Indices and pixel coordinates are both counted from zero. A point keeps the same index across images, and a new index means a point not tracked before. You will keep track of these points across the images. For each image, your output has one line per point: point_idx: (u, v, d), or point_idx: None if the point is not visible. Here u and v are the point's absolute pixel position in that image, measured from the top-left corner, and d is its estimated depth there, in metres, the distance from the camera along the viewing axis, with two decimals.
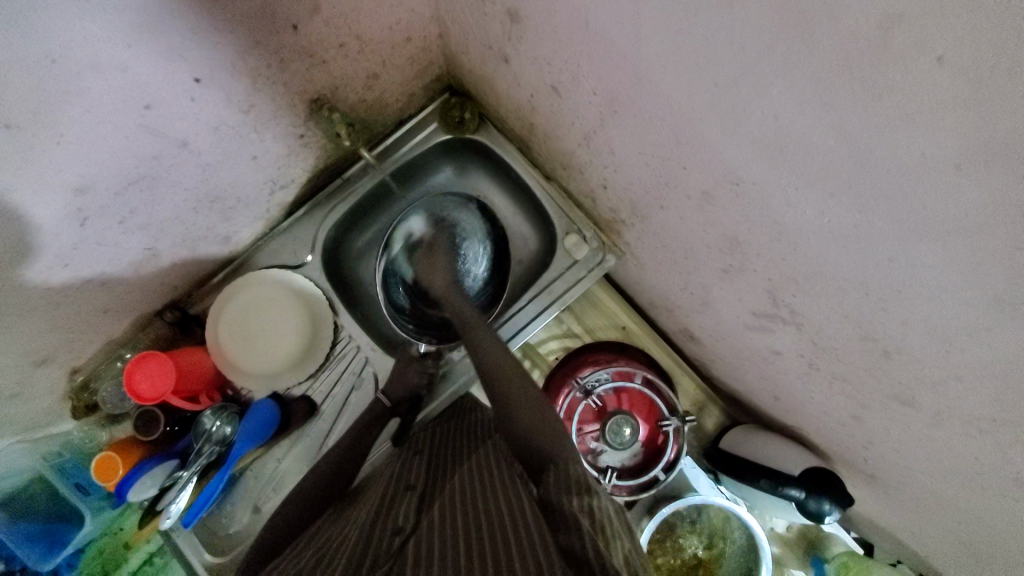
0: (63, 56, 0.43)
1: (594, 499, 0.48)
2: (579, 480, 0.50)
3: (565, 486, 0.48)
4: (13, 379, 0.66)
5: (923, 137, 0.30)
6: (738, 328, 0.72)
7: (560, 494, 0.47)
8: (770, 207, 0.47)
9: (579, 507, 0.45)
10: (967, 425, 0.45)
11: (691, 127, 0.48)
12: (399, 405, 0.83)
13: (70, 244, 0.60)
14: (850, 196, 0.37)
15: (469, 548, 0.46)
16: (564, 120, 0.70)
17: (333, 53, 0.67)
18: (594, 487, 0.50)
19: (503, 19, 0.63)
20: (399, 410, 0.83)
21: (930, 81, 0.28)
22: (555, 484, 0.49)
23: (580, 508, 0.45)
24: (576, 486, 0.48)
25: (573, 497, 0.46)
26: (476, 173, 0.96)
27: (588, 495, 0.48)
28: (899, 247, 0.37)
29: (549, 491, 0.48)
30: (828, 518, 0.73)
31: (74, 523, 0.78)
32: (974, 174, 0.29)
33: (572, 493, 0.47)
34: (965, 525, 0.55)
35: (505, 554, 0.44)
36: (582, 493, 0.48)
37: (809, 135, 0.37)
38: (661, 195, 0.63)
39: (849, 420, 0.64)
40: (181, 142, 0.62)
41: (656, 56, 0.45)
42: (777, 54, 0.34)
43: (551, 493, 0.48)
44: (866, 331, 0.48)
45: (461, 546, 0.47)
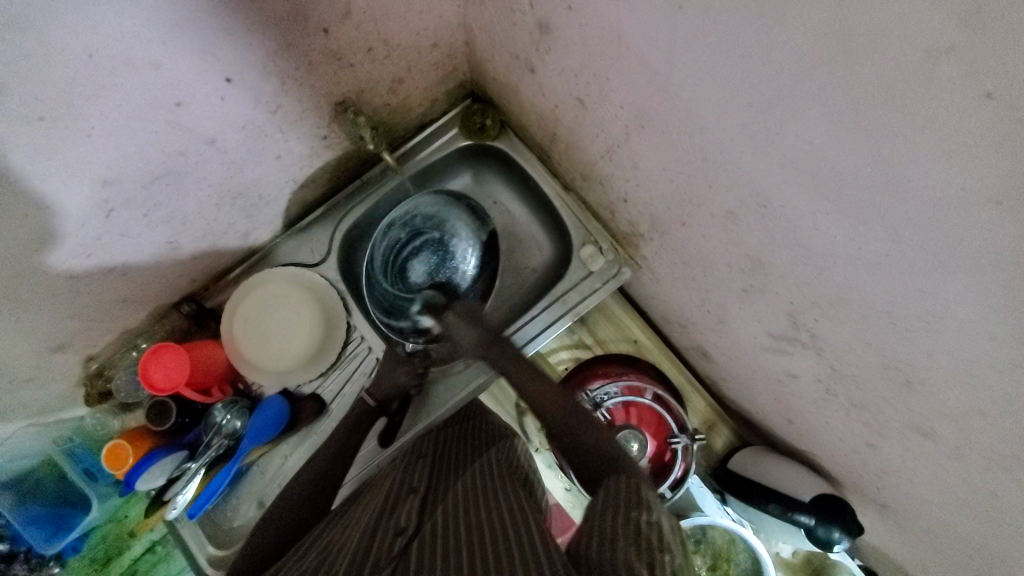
0: (99, 51, 0.44)
1: (646, 514, 0.48)
2: (633, 495, 0.50)
3: (618, 500, 0.49)
4: (32, 363, 0.67)
5: (963, 170, 0.29)
6: (755, 349, 0.71)
7: (611, 510, 0.48)
8: (797, 230, 0.46)
9: (626, 522, 0.46)
10: (989, 462, 0.44)
11: (719, 146, 0.48)
12: (386, 402, 0.83)
13: (94, 234, 0.60)
14: (881, 225, 0.37)
15: (476, 551, 0.46)
16: (588, 132, 0.70)
17: (361, 57, 0.68)
18: (649, 500, 0.51)
19: (532, 30, 0.63)
20: (388, 407, 0.84)
21: (975, 115, 0.27)
22: (606, 500, 0.50)
23: (628, 524, 0.46)
24: (630, 500, 0.49)
25: (623, 513, 0.47)
26: (495, 180, 0.97)
27: (640, 509, 0.48)
28: (930, 279, 0.36)
29: (600, 505, 0.49)
30: (837, 546, 0.72)
31: (79, 508, 0.80)
32: (1015, 211, 0.28)
33: (629, 508, 0.48)
34: (981, 564, 0.54)
35: (512, 558, 0.45)
36: (635, 508, 0.48)
37: (843, 162, 0.36)
38: (683, 211, 0.63)
39: (864, 449, 0.62)
40: (208, 139, 0.63)
41: (688, 75, 0.45)
42: (815, 80, 0.34)
43: (603, 507, 0.49)
44: (889, 361, 0.47)
45: (464, 549, 0.47)
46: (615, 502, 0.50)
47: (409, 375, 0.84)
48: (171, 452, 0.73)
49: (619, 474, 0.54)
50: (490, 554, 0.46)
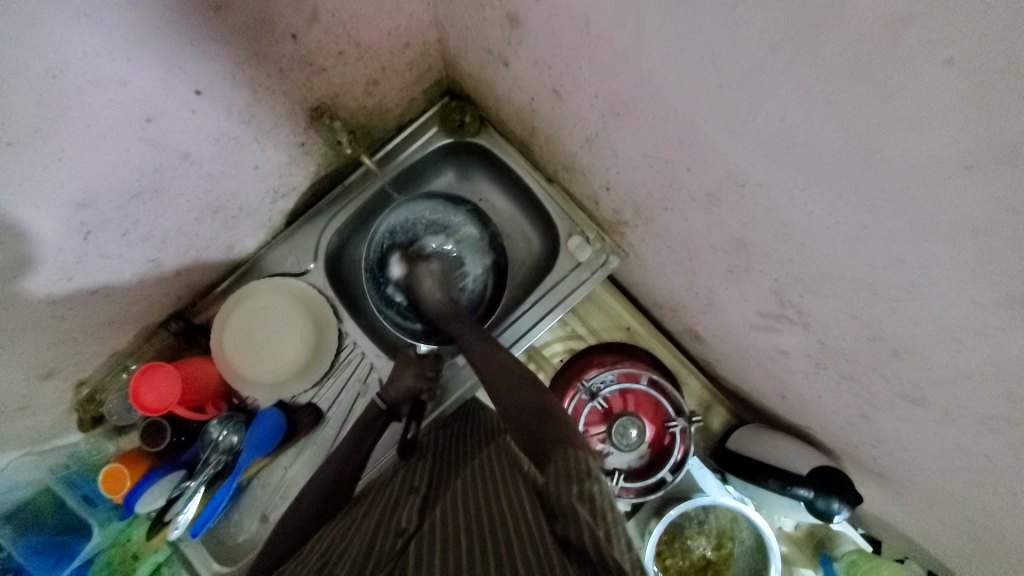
0: (63, 71, 0.43)
1: (596, 482, 0.47)
2: (578, 464, 0.49)
3: (565, 474, 0.47)
4: (20, 392, 0.66)
5: (933, 139, 0.30)
6: (744, 328, 0.71)
7: (559, 485, 0.46)
8: (776, 207, 0.46)
9: (580, 497, 0.44)
10: (977, 423, 0.45)
11: (695, 129, 0.48)
12: (395, 406, 0.82)
13: (73, 258, 0.59)
14: (857, 197, 0.37)
15: (471, 550, 0.46)
16: (566, 122, 0.70)
17: (333, 60, 0.67)
18: (596, 467, 0.49)
19: (503, 23, 0.63)
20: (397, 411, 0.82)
21: (941, 84, 0.27)
22: (558, 471, 0.48)
23: (580, 498, 0.44)
24: (577, 472, 0.47)
25: (573, 486, 0.46)
26: (477, 176, 0.96)
27: (589, 478, 0.47)
28: (909, 248, 0.37)
29: (550, 482, 0.47)
30: (838, 517, 0.73)
31: (82, 535, 0.76)
32: (984, 173, 0.29)
33: (573, 481, 0.46)
34: (978, 523, 0.55)
35: (508, 554, 0.45)
36: (583, 479, 0.46)
37: (815, 137, 0.37)
38: (664, 196, 0.63)
39: (857, 419, 0.63)
40: (182, 154, 0.62)
41: (658, 60, 0.45)
42: (782, 57, 0.34)
43: (551, 484, 0.47)
44: (875, 332, 0.48)
45: (468, 545, 0.47)
46: (564, 475, 0.48)
47: (416, 378, 0.83)
48: (169, 471, 0.73)
49: (560, 445, 0.52)
50: (494, 551, 0.46)
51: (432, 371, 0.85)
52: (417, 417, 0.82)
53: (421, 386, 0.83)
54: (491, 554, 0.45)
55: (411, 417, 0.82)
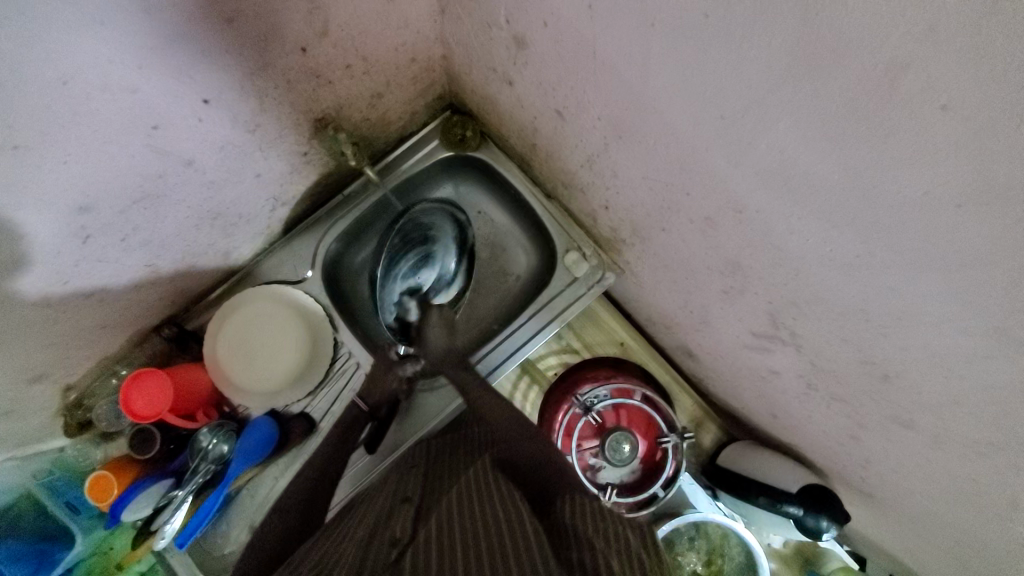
0: (73, 77, 0.43)
1: (613, 525, 0.52)
2: (597, 509, 0.55)
3: (588, 514, 0.54)
4: (6, 396, 0.65)
5: (928, 177, 0.31)
6: (737, 347, 0.73)
7: (585, 522, 0.52)
8: (773, 233, 0.48)
9: (599, 536, 0.50)
10: (964, 447, 0.46)
11: (696, 155, 0.49)
12: (376, 407, 0.84)
13: (70, 262, 0.59)
14: (852, 227, 0.39)
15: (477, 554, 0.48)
16: (567, 142, 0.71)
17: (340, 74, 0.68)
18: (613, 515, 0.56)
19: (509, 44, 0.64)
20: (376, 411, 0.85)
21: (936, 127, 0.29)
22: (582, 514, 0.54)
23: (602, 537, 0.49)
24: (598, 516, 0.54)
25: (596, 525, 0.52)
26: (476, 189, 0.97)
27: (609, 522, 0.53)
28: (901, 278, 0.38)
29: (574, 518, 0.53)
30: (827, 535, 0.74)
31: (63, 542, 0.75)
32: (976, 211, 0.30)
33: (596, 522, 0.52)
34: (963, 545, 0.56)
35: (514, 562, 0.46)
36: (603, 521, 0.53)
37: (813, 170, 0.38)
38: (662, 217, 0.65)
39: (847, 440, 0.65)
40: (187, 160, 0.62)
41: (662, 88, 0.46)
42: (784, 93, 0.36)
43: (576, 519, 0.53)
44: (866, 356, 0.49)
45: (469, 553, 0.48)
46: (589, 520, 0.53)
47: (394, 380, 0.86)
48: (158, 480, 0.72)
49: (581, 494, 0.59)
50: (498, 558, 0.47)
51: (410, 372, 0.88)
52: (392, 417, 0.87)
53: (398, 387, 0.87)
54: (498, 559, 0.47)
55: (388, 418, 0.86)
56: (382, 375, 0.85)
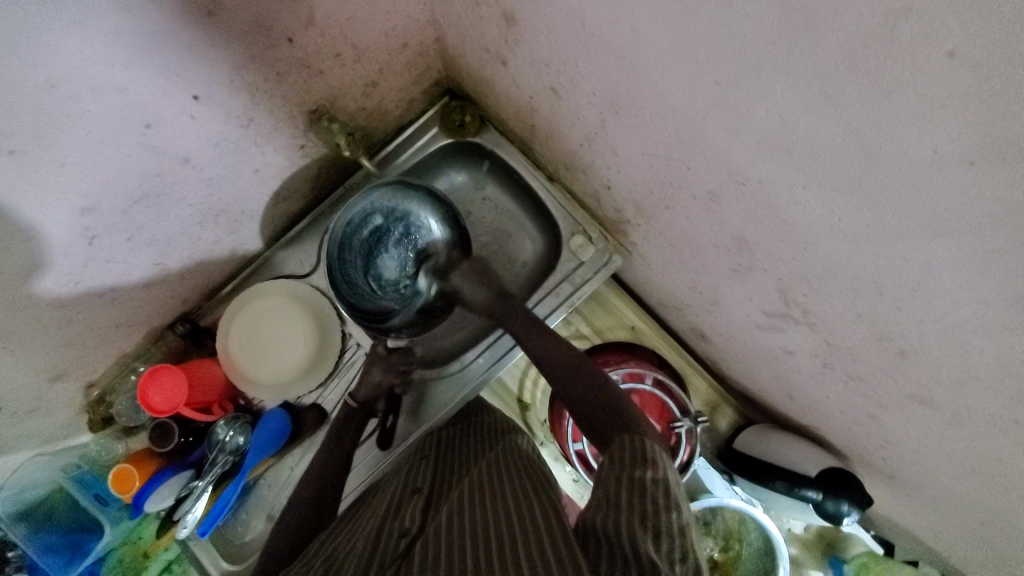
0: (61, 79, 0.44)
1: (653, 471, 0.49)
2: (640, 452, 0.51)
3: (623, 465, 0.50)
4: (32, 394, 0.67)
5: (936, 134, 0.29)
6: (750, 327, 0.70)
7: (616, 474, 0.50)
8: (777, 205, 0.45)
9: (632, 485, 0.48)
10: (989, 427, 0.43)
11: (693, 127, 0.47)
12: (367, 403, 0.81)
13: (79, 262, 0.60)
14: (859, 194, 0.36)
15: (481, 532, 0.49)
16: (565, 121, 0.69)
17: (331, 63, 0.67)
18: (656, 453, 0.52)
19: (499, 22, 0.62)
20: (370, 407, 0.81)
21: (943, 77, 0.26)
22: (619, 454, 0.52)
23: (632, 486, 0.47)
24: (634, 459, 0.50)
25: (630, 474, 0.49)
26: (479, 175, 0.95)
27: (647, 467, 0.49)
28: (914, 248, 0.35)
29: (610, 466, 0.51)
30: (847, 519, 0.72)
31: (94, 533, 0.77)
32: (992, 170, 0.28)
33: (635, 468, 0.49)
34: (992, 528, 0.53)
35: (521, 543, 0.46)
36: (640, 466, 0.49)
37: (814, 133, 0.36)
38: (665, 194, 0.62)
39: (866, 421, 0.62)
40: (183, 158, 0.62)
41: (653, 56, 0.44)
42: (777, 52, 0.33)
43: (608, 472, 0.51)
44: (881, 332, 0.47)
45: (470, 541, 0.48)
46: (622, 467, 0.50)
47: (384, 373, 0.82)
48: (177, 472, 0.75)
49: (622, 433, 0.55)
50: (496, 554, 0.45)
51: (403, 364, 0.84)
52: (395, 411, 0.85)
53: (392, 380, 0.83)
54: (508, 544, 0.46)
55: (388, 412, 0.84)
56: (372, 371, 0.82)
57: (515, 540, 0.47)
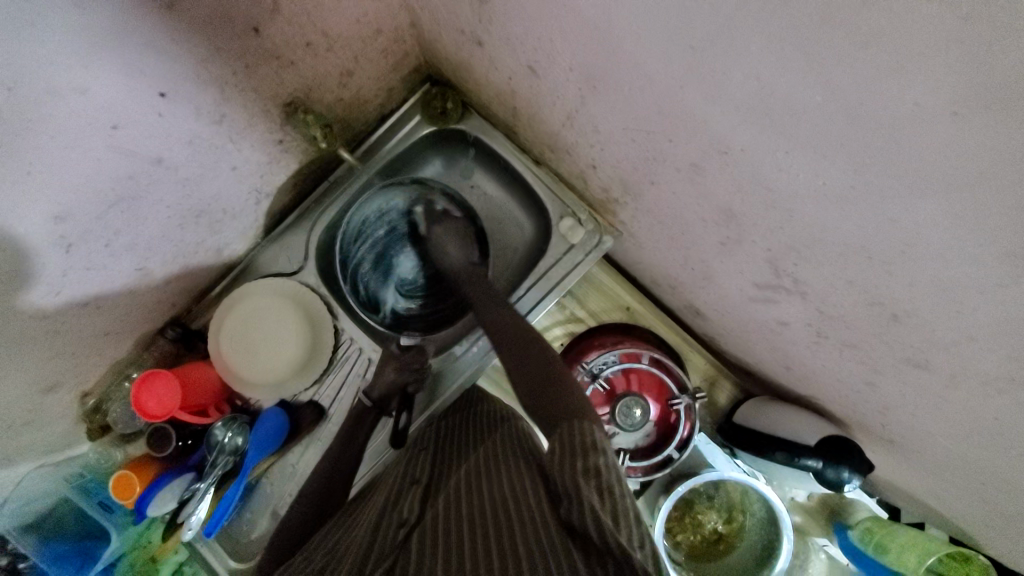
0: (18, 82, 0.43)
1: (601, 457, 0.49)
2: (584, 439, 0.51)
3: (570, 453, 0.50)
4: (24, 407, 0.67)
5: (918, 86, 0.27)
6: (742, 301, 0.69)
7: (566, 460, 0.49)
8: (761, 173, 0.44)
9: (584, 473, 0.47)
10: (984, 386, 0.43)
11: (672, 97, 0.46)
12: (381, 402, 0.80)
13: (59, 271, 0.59)
14: (843, 156, 0.35)
15: (466, 532, 0.48)
16: (546, 101, 0.68)
17: (301, 53, 0.65)
18: (599, 442, 0.51)
19: (470, 1, 0.60)
20: (384, 406, 0.81)
21: (924, 23, 0.25)
22: (563, 445, 0.51)
23: (586, 474, 0.47)
24: (583, 448, 0.50)
25: (578, 462, 0.48)
26: (465, 162, 0.94)
27: (594, 455, 0.49)
28: (900, 207, 0.35)
29: (557, 455, 0.50)
30: (848, 485, 0.72)
31: (102, 539, 0.77)
32: (976, 120, 0.26)
33: (578, 460, 0.48)
34: (992, 487, 0.53)
35: (502, 544, 0.45)
36: (587, 456, 0.49)
37: (794, 95, 0.34)
38: (650, 170, 0.61)
39: (863, 387, 0.62)
40: (156, 159, 0.61)
41: (626, 25, 0.43)
42: (751, 10, 0.32)
43: (557, 458, 0.50)
44: (872, 297, 0.46)
45: (467, 530, 0.48)
46: (569, 454, 0.50)
47: (398, 371, 0.82)
48: (178, 475, 0.75)
49: (569, 418, 0.55)
50: (488, 548, 0.45)
51: (416, 363, 0.83)
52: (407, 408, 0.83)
53: (407, 378, 0.82)
54: (488, 543, 0.45)
55: (401, 409, 0.82)
56: (387, 368, 0.82)
57: (498, 536, 0.46)
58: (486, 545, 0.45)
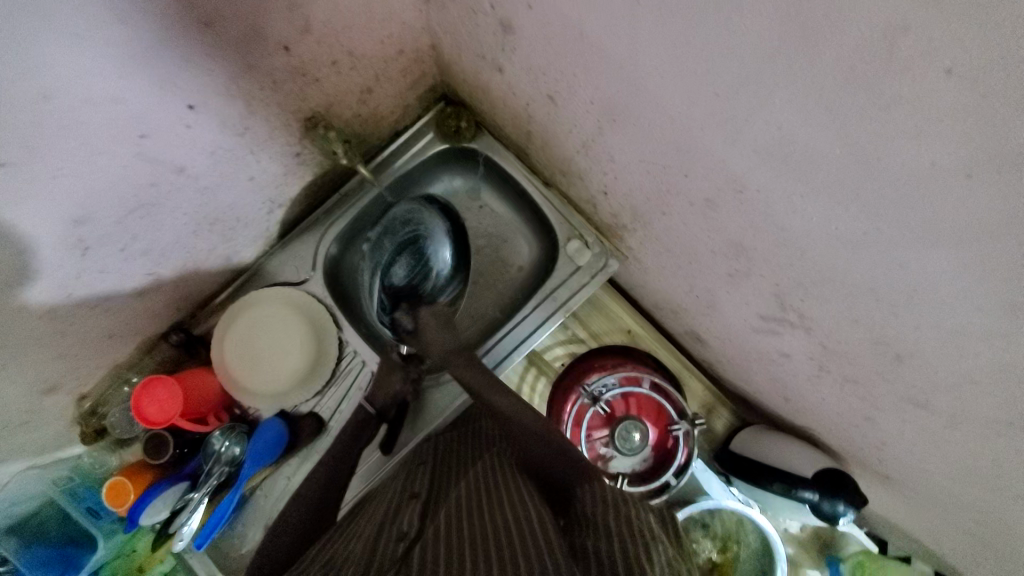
0: (55, 92, 0.43)
1: (630, 507, 0.50)
2: (616, 493, 0.52)
3: (605, 500, 0.51)
4: (22, 408, 0.66)
5: (934, 147, 0.29)
6: (746, 331, 0.71)
7: (599, 507, 0.50)
8: (775, 213, 0.46)
9: (615, 517, 0.48)
10: (984, 429, 0.44)
11: (692, 136, 0.47)
12: (383, 411, 0.83)
13: (71, 273, 0.59)
14: (857, 204, 0.37)
15: (477, 541, 0.48)
16: (562, 128, 0.70)
17: (326, 71, 0.67)
18: (629, 497, 0.53)
19: (495, 31, 0.62)
20: (384, 416, 0.84)
21: (941, 92, 0.27)
22: (593, 496, 0.52)
23: (616, 518, 0.47)
24: (614, 499, 0.51)
25: (612, 509, 0.49)
26: (474, 179, 0.95)
27: (625, 504, 0.50)
28: (910, 254, 0.36)
29: (587, 505, 0.51)
30: (844, 519, 0.73)
31: (87, 547, 0.75)
32: (988, 182, 0.28)
33: (610, 506, 0.50)
34: (986, 527, 0.54)
35: (520, 551, 0.45)
36: (619, 505, 0.50)
37: (813, 145, 0.36)
38: (662, 201, 0.63)
39: (862, 422, 0.63)
40: (178, 168, 0.62)
41: (652, 67, 0.44)
42: (778, 64, 0.34)
43: (591, 507, 0.50)
44: (878, 336, 0.47)
45: (478, 540, 0.48)
46: (602, 502, 0.51)
47: (403, 381, 0.85)
48: (173, 484, 0.73)
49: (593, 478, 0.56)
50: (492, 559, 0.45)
51: (416, 373, 0.87)
52: (402, 422, 0.85)
53: (406, 389, 0.85)
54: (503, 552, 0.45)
55: (398, 421, 0.84)
56: (390, 378, 0.84)
57: (514, 545, 0.46)
58: (505, 551, 0.45)
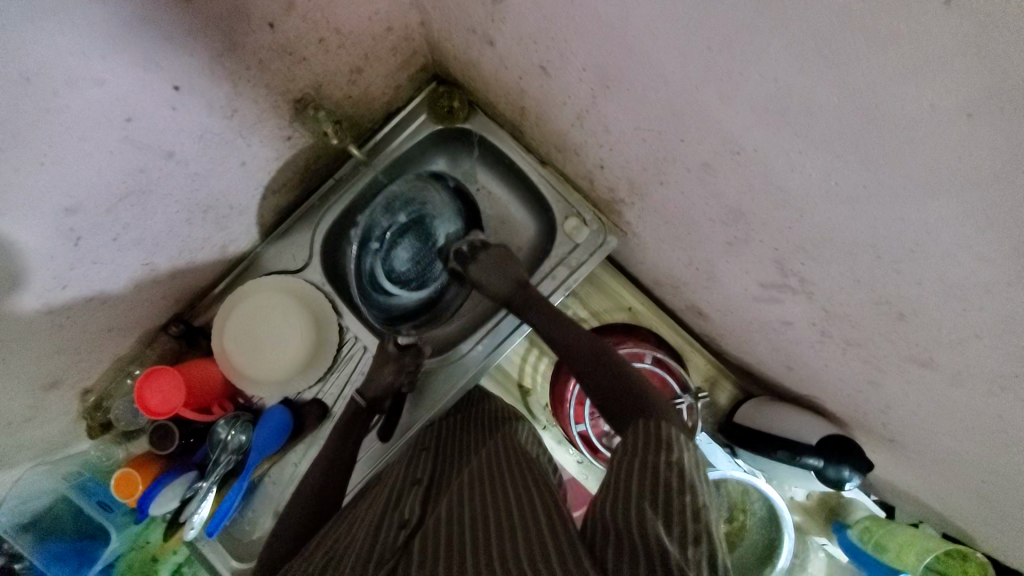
0: (36, 73, 0.43)
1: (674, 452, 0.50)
2: (661, 437, 0.52)
3: (638, 448, 0.51)
4: (25, 403, 0.66)
5: (937, 87, 0.28)
6: (747, 301, 0.70)
7: (644, 456, 0.50)
8: (774, 173, 0.45)
9: (654, 468, 0.48)
10: (988, 383, 0.44)
11: (687, 98, 0.46)
12: (374, 402, 0.80)
13: (65, 265, 0.59)
14: (856, 155, 0.36)
15: (477, 530, 0.48)
16: (555, 100, 0.69)
17: (313, 50, 0.66)
18: (673, 438, 0.52)
19: (484, 0, 0.61)
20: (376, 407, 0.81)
21: (940, 26, 0.26)
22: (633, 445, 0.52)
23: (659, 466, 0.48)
24: (654, 443, 0.51)
25: (660, 456, 0.49)
26: (470, 161, 0.94)
27: (668, 449, 0.50)
28: (911, 206, 0.35)
29: (625, 456, 0.52)
30: (849, 483, 0.73)
31: (99, 540, 0.76)
32: (989, 121, 0.27)
33: (656, 450, 0.50)
34: (991, 484, 0.54)
35: (523, 540, 0.45)
36: (669, 450, 0.50)
37: (811, 96, 0.35)
38: (659, 169, 0.62)
39: (865, 386, 0.63)
40: (166, 153, 0.61)
41: (646, 25, 0.43)
42: (772, 11, 0.33)
43: (625, 460, 0.51)
44: (880, 295, 0.47)
45: (477, 530, 0.48)
46: (639, 451, 0.51)
47: (395, 373, 0.81)
48: (180, 474, 0.74)
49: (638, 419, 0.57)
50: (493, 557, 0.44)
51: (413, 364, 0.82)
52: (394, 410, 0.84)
53: (401, 380, 0.82)
54: (504, 542, 0.45)
55: (391, 410, 0.84)
56: (383, 369, 0.81)
57: (518, 535, 0.46)
58: (510, 540, 0.45)
